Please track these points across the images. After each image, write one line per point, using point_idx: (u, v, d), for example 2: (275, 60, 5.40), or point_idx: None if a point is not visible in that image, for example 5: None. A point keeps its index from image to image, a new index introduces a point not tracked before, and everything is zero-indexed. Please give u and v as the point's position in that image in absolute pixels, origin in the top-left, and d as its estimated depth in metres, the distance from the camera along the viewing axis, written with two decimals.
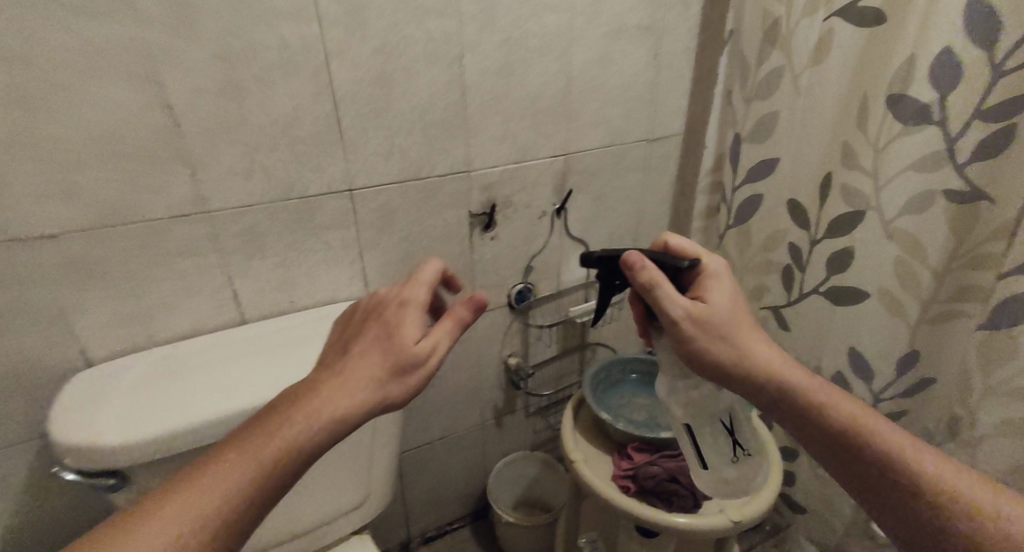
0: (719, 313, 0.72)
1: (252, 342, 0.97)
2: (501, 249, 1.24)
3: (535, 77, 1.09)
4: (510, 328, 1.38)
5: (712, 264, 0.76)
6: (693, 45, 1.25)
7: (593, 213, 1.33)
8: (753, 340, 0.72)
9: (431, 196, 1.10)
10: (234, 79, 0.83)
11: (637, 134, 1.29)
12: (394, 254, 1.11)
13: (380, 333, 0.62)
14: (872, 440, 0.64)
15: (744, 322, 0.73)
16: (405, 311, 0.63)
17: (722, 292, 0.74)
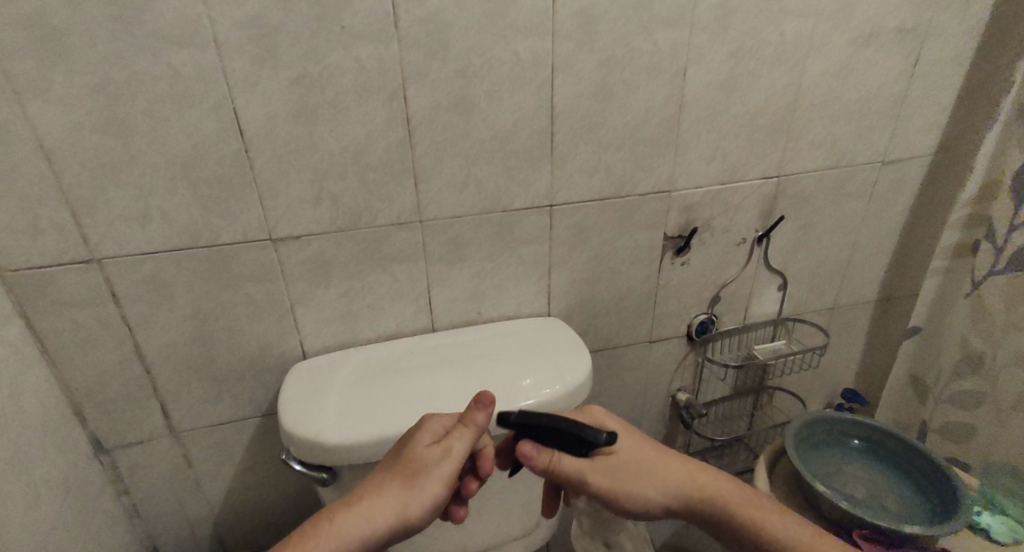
0: (618, 469, 0.52)
1: (408, 370, 0.69)
2: (673, 290, 0.86)
3: (726, 63, 0.68)
4: (677, 368, 0.95)
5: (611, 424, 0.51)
6: (964, 26, 0.74)
7: (790, 252, 0.87)
8: (631, 486, 0.52)
9: (542, 233, 0.75)
10: (316, 68, 0.56)
11: (865, 151, 0.80)
12: (472, 290, 0.77)
13: (394, 457, 0.51)
14: (770, 544, 0.52)
15: (637, 469, 0.53)
16: (434, 421, 0.53)
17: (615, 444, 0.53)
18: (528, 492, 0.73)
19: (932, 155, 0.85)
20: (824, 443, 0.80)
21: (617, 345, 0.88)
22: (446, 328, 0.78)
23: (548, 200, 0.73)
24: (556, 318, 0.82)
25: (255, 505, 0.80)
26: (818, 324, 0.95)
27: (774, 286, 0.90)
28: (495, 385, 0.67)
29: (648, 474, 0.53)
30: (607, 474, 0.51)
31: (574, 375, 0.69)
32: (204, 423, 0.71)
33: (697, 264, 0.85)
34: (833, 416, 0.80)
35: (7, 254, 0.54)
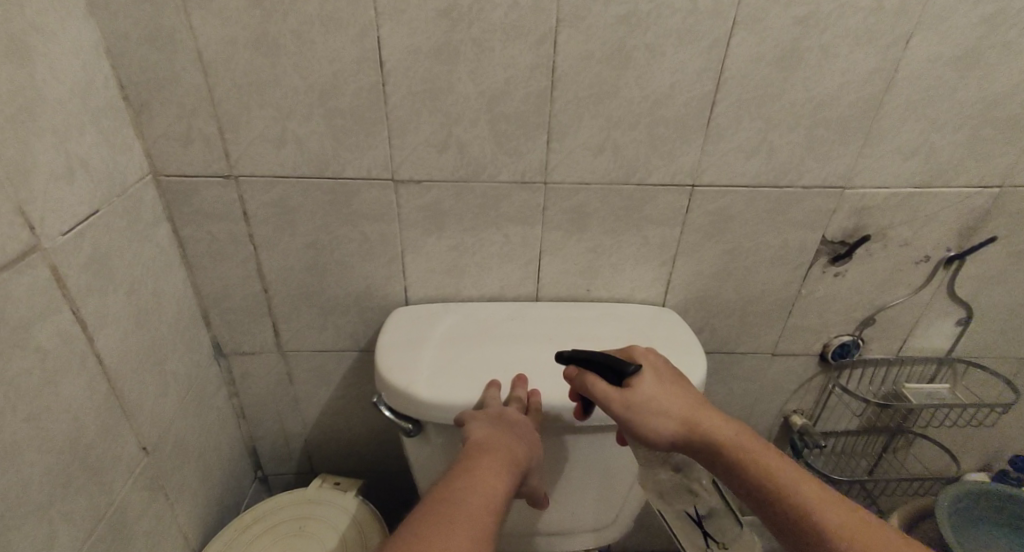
0: (645, 398, 0.50)
1: (506, 334, 0.66)
2: (817, 301, 0.73)
3: (964, 32, 0.53)
4: (800, 389, 0.83)
5: (647, 366, 0.53)
6: None
7: (984, 282, 0.70)
8: (654, 418, 0.50)
9: (675, 215, 0.66)
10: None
11: None
12: (586, 264, 0.70)
13: (523, 444, 0.51)
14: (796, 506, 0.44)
15: (666, 402, 0.51)
16: (537, 433, 0.55)
17: (646, 374, 0.52)
18: (610, 487, 0.68)
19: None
20: (985, 519, 0.66)
21: (734, 351, 0.78)
22: (551, 299, 0.74)
23: (691, 178, 0.63)
24: (671, 310, 0.73)
25: (343, 432, 0.84)
26: (999, 373, 0.78)
27: (952, 319, 0.74)
28: None
29: (676, 410, 0.50)
30: (631, 400, 0.50)
31: None
32: (309, 347, 0.74)
33: (855, 279, 0.71)
34: (1008, 491, 0.65)
35: (160, 160, 0.57)
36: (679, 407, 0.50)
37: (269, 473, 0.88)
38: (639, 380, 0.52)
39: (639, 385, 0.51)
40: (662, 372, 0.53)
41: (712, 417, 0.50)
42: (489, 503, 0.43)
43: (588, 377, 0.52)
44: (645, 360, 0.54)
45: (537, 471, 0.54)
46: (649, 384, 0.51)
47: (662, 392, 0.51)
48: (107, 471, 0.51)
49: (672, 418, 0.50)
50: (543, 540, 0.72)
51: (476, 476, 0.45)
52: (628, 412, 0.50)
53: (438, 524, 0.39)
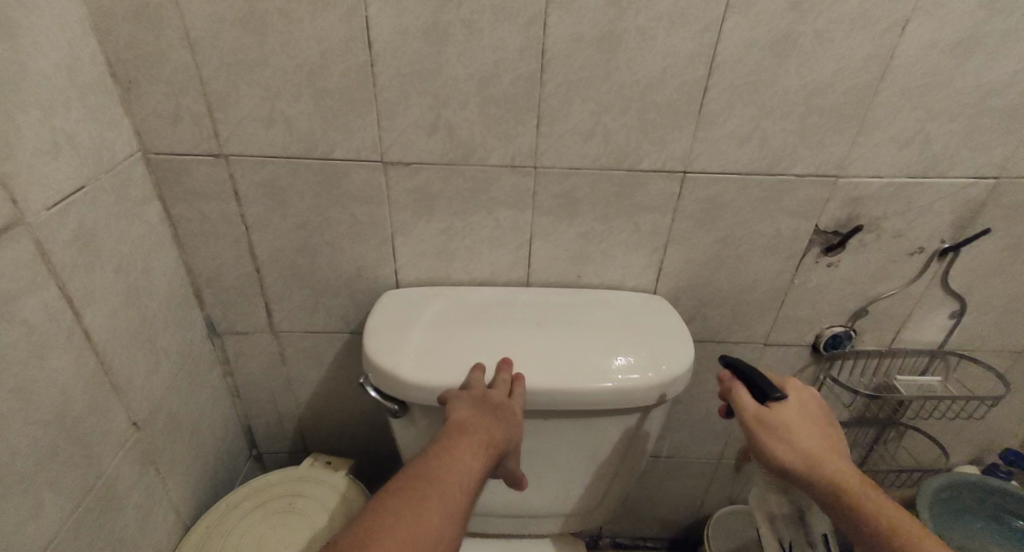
0: (780, 424, 0.51)
1: (494, 318, 0.66)
2: (809, 291, 0.73)
3: (962, 16, 0.52)
4: (791, 379, 0.82)
5: (801, 404, 0.52)
6: None
7: (979, 274, 0.70)
8: (783, 442, 0.50)
9: (666, 202, 0.66)
10: None
11: None
12: (577, 250, 0.70)
13: (504, 427, 0.52)
14: None
15: (805, 435, 0.50)
16: (520, 412, 0.55)
17: (793, 403, 0.52)
18: (595, 472, 0.69)
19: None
20: (968, 511, 0.66)
21: (725, 340, 0.78)
22: (541, 285, 0.74)
23: (683, 165, 0.63)
24: (662, 298, 0.73)
25: (335, 412, 0.85)
26: (992, 366, 0.77)
27: (946, 311, 0.73)
28: (581, 357, 0.62)
29: (812, 446, 0.49)
30: (766, 420, 0.51)
31: (671, 365, 0.62)
32: (300, 328, 0.75)
33: (848, 269, 0.71)
34: (994, 485, 0.64)
35: (150, 138, 0.58)
36: (818, 444, 0.49)
37: (264, 451, 0.90)
38: (782, 405, 0.52)
39: (781, 410, 0.51)
40: (810, 408, 0.52)
41: (849, 466, 0.49)
42: (459, 484, 0.44)
43: (735, 388, 0.54)
44: (796, 393, 0.53)
45: (517, 453, 0.54)
46: (790, 413, 0.51)
47: (803, 422, 0.51)
48: (97, 443, 0.52)
49: (804, 451, 0.49)
50: (530, 521, 0.73)
51: (447, 459, 0.46)
52: (758, 429, 0.51)
53: (406, 501, 0.41)
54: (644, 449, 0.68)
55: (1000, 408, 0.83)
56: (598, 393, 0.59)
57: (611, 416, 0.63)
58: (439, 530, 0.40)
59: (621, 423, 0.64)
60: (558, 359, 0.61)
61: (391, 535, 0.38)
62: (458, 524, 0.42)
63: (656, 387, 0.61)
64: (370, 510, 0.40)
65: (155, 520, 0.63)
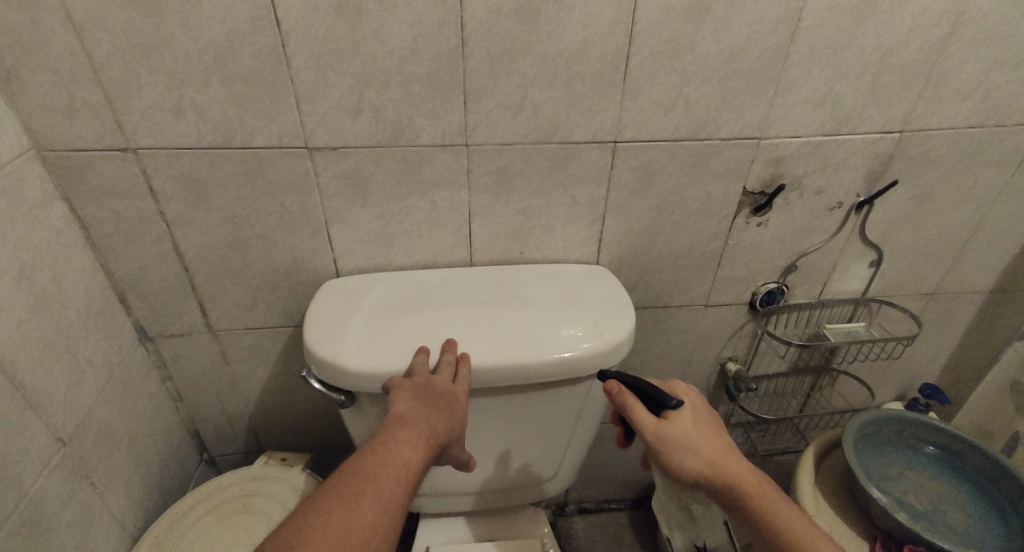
0: (681, 435, 0.50)
1: (441, 301, 0.66)
2: (743, 251, 0.76)
3: None
4: (733, 335, 0.87)
5: (697, 410, 0.52)
6: None
7: (893, 224, 0.74)
8: (685, 452, 0.49)
9: (601, 173, 0.67)
10: None
11: (1015, 109, 0.65)
12: (518, 227, 0.71)
13: (446, 417, 0.52)
14: None
15: (702, 444, 0.50)
16: (463, 401, 0.54)
17: (688, 410, 0.52)
18: (549, 443, 0.70)
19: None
20: (888, 443, 0.69)
21: (668, 305, 0.82)
22: (485, 264, 0.73)
23: (613, 135, 0.64)
24: (605, 268, 0.75)
25: (287, 409, 0.83)
26: (908, 309, 0.84)
27: (866, 261, 0.79)
28: (526, 331, 0.62)
29: (710, 454, 0.49)
30: (666, 432, 0.50)
31: (614, 332, 0.63)
32: (238, 326, 0.72)
33: (776, 227, 0.74)
34: (906, 415, 0.68)
35: (44, 134, 0.54)
36: (715, 451, 0.49)
37: (216, 455, 0.87)
38: (681, 416, 0.51)
39: (679, 421, 0.50)
40: (703, 414, 0.52)
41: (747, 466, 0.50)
42: (394, 484, 0.44)
43: (631, 403, 0.52)
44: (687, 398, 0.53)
45: (461, 441, 0.55)
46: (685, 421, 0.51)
47: (700, 430, 0.51)
48: (16, 462, 0.50)
49: (705, 458, 0.49)
50: (473, 498, 0.74)
51: (386, 452, 0.46)
52: (662, 441, 0.50)
53: (335, 504, 0.41)
54: (594, 417, 0.70)
55: (918, 347, 0.89)
56: (545, 366, 0.60)
57: (558, 387, 0.64)
58: (372, 524, 0.41)
59: (568, 394, 0.65)
60: (504, 335, 0.62)
61: (322, 534, 0.39)
62: (394, 519, 0.43)
63: (600, 356, 0.62)
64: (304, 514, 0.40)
65: (95, 536, 0.61)
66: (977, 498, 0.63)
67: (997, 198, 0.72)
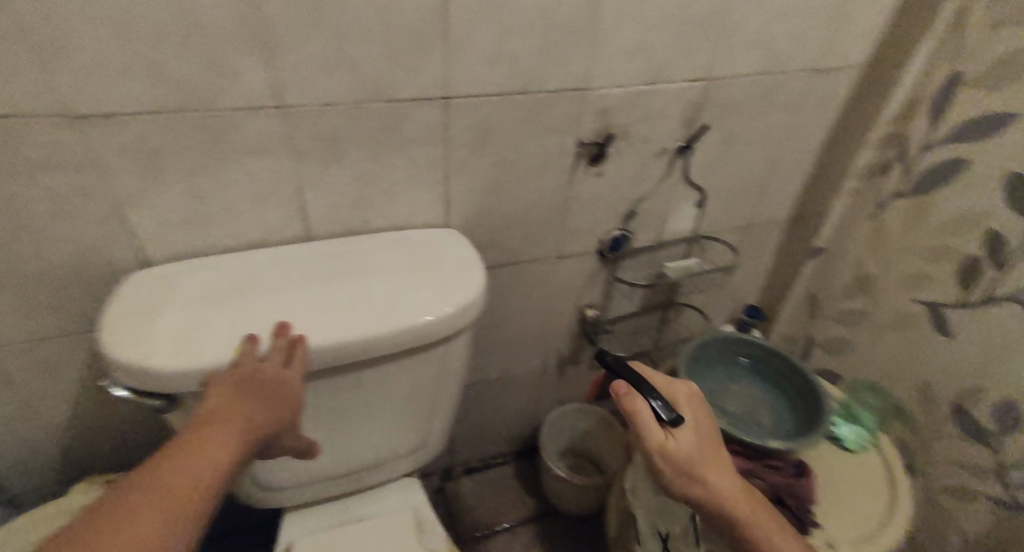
0: (687, 458, 0.50)
1: (273, 282, 0.60)
2: (585, 202, 0.80)
3: None
4: (588, 282, 0.92)
5: (691, 415, 0.53)
6: None
7: (709, 167, 0.82)
8: (718, 474, 0.50)
9: (436, 132, 0.64)
10: None
11: (796, 58, 0.73)
12: (355, 195, 0.66)
13: (274, 405, 0.49)
14: None
15: (702, 460, 0.50)
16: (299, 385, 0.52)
17: (692, 422, 0.52)
18: (413, 413, 0.70)
19: (869, 64, 0.79)
20: (717, 363, 0.78)
21: (524, 260, 0.84)
22: (325, 236, 0.68)
23: (442, 90, 0.61)
24: (455, 230, 0.74)
25: (111, 423, 0.73)
26: (729, 242, 0.95)
27: (692, 202, 0.87)
28: (369, 305, 0.59)
29: (705, 468, 0.50)
30: (670, 453, 0.50)
31: (464, 294, 0.63)
32: (20, 336, 0.60)
33: (611, 177, 0.78)
34: (726, 335, 0.78)
35: None
36: (708, 466, 0.50)
37: (24, 488, 0.74)
38: (685, 433, 0.51)
39: (683, 439, 0.50)
40: (704, 425, 0.52)
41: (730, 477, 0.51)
42: (206, 476, 0.40)
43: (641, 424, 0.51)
44: (688, 412, 0.53)
45: (295, 429, 0.52)
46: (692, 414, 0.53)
47: (701, 443, 0.51)
48: None
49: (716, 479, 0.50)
50: (338, 480, 0.71)
51: (193, 446, 0.42)
52: (659, 458, 0.50)
53: (125, 501, 0.36)
54: (455, 379, 0.70)
55: (740, 274, 1.02)
56: (393, 337, 0.58)
57: (412, 356, 0.63)
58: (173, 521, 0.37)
59: (425, 362, 0.64)
60: (346, 311, 0.58)
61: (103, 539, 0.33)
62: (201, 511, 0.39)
63: (449, 319, 0.61)
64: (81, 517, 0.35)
65: None
66: (782, 396, 0.75)
67: (788, 138, 0.83)
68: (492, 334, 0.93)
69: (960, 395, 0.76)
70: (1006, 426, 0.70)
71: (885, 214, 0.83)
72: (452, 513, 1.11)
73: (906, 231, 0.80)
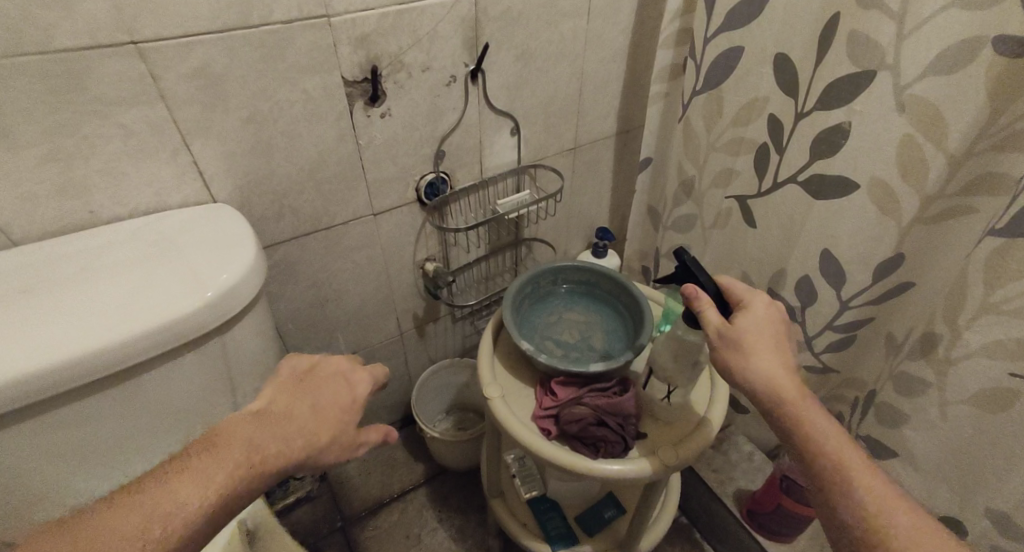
0: (746, 341, 0.49)
1: None
2: (381, 149, 0.71)
3: None
4: (420, 236, 0.85)
5: (757, 312, 0.51)
6: None
7: (512, 89, 0.76)
8: (756, 357, 0.48)
9: (142, 88, 0.52)
10: None
11: None
12: (59, 181, 0.53)
13: (299, 428, 0.44)
14: (823, 456, 0.43)
15: (761, 344, 0.48)
16: (346, 403, 0.46)
17: (753, 315, 0.50)
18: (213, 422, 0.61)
19: None
20: (550, 294, 0.76)
21: (331, 225, 0.74)
22: (39, 239, 0.55)
23: (125, 32, 0.48)
24: (224, 204, 0.63)
25: None
26: (559, 168, 0.91)
27: (506, 131, 0.81)
28: (90, 312, 0.48)
29: (772, 357, 0.48)
30: (736, 335, 0.49)
31: (225, 276, 0.53)
32: None
33: (402, 115, 0.70)
34: (551, 266, 0.75)
35: None
36: (768, 352, 0.48)
37: None
38: (744, 317, 0.50)
39: (741, 321, 0.50)
40: (771, 319, 0.51)
41: (789, 371, 0.47)
42: (189, 503, 0.38)
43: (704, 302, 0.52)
44: (753, 302, 0.52)
45: (341, 452, 0.45)
46: (763, 311, 0.51)
47: (759, 333, 0.49)
48: None
49: (772, 368, 0.47)
50: None
51: (190, 469, 0.40)
52: (740, 348, 0.48)
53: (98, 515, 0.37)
54: (255, 373, 0.62)
55: (581, 199, 1.00)
56: (129, 345, 0.47)
57: (175, 362, 0.53)
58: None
59: (199, 364, 0.55)
60: (57, 326, 0.46)
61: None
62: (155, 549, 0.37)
63: (209, 310, 0.51)
64: (67, 519, 0.37)
65: None
66: (614, 313, 0.74)
67: (587, 48, 0.79)
68: (326, 311, 0.84)
69: (776, 280, 0.79)
70: (812, 302, 0.75)
71: (688, 115, 0.85)
72: (337, 499, 1.05)
73: (707, 130, 0.82)
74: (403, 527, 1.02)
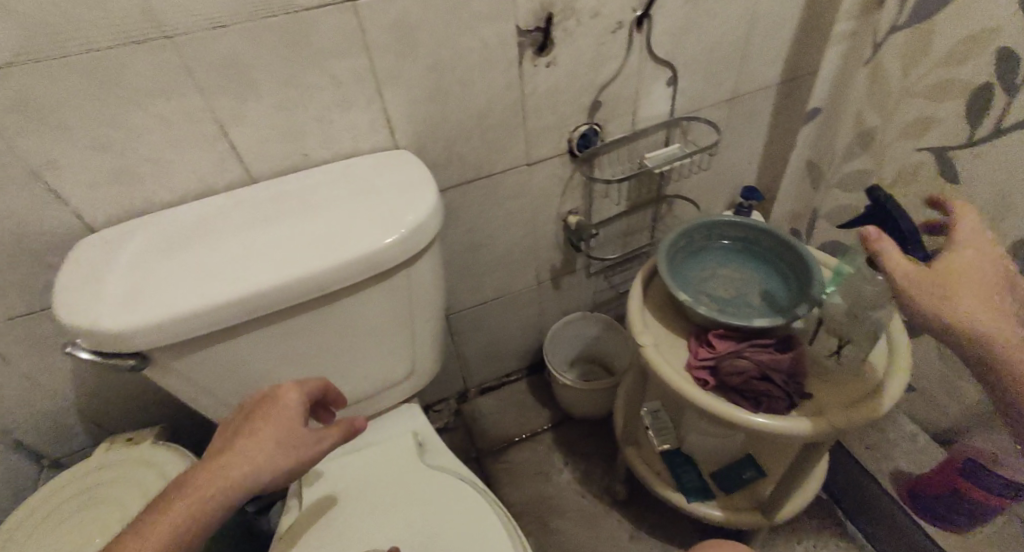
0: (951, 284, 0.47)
1: (215, 231, 0.58)
2: (542, 98, 0.73)
3: None
4: (566, 187, 0.87)
5: (961, 254, 0.48)
6: None
7: (676, 34, 0.73)
8: (966, 301, 0.46)
9: (352, 41, 0.58)
10: None
11: None
12: (285, 127, 0.62)
13: (246, 448, 0.49)
14: None
15: (966, 286, 0.46)
16: (290, 410, 0.52)
17: (958, 259, 0.48)
18: (394, 343, 0.69)
19: None
20: (704, 250, 0.74)
21: (491, 173, 0.79)
22: (268, 177, 0.65)
23: None
24: (405, 151, 0.69)
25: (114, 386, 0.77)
26: (714, 120, 0.87)
27: (664, 80, 0.78)
28: (314, 240, 0.57)
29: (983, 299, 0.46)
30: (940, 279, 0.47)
31: (415, 214, 0.59)
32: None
33: (566, 64, 0.70)
34: (706, 221, 0.73)
35: None
36: (979, 295, 0.46)
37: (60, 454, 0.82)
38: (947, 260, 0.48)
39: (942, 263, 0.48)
40: (976, 259, 0.48)
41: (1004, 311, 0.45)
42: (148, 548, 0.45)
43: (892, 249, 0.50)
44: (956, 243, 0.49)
45: (297, 461, 0.50)
46: (972, 254, 0.48)
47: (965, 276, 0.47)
48: None
49: (984, 309, 0.45)
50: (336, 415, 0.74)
51: (150, 524, 0.46)
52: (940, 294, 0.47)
53: None
54: (431, 303, 0.69)
55: (733, 154, 0.95)
56: (344, 269, 0.55)
57: (374, 286, 0.60)
58: None
59: (391, 290, 0.62)
60: (292, 249, 0.55)
61: None
62: None
63: (403, 243, 0.58)
64: None
65: None
66: (775, 272, 0.70)
67: None
68: (477, 255, 0.90)
69: None
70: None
71: (877, 57, 0.78)
72: (472, 431, 1.15)
73: (903, 72, 0.74)
74: (532, 463, 1.09)
